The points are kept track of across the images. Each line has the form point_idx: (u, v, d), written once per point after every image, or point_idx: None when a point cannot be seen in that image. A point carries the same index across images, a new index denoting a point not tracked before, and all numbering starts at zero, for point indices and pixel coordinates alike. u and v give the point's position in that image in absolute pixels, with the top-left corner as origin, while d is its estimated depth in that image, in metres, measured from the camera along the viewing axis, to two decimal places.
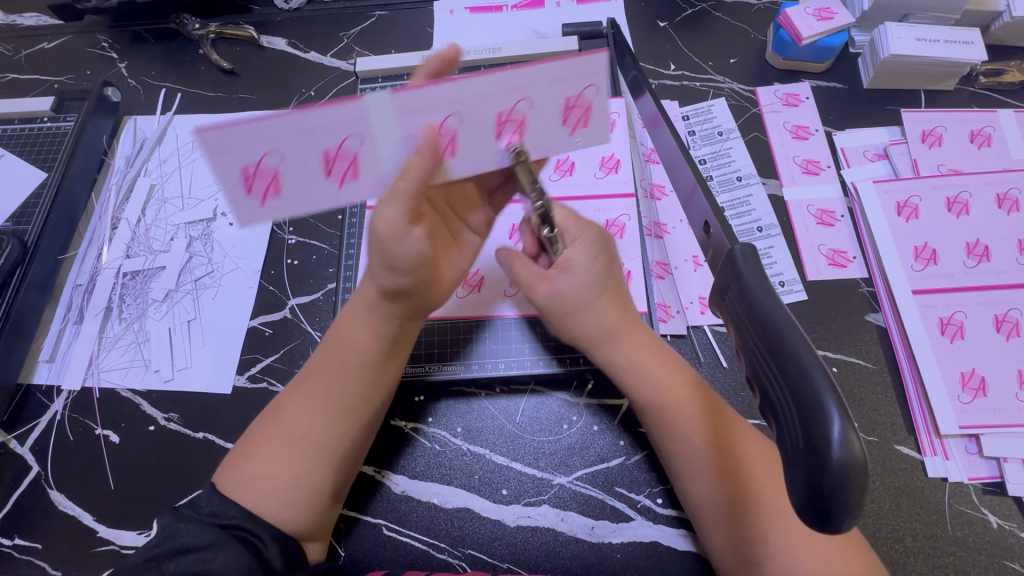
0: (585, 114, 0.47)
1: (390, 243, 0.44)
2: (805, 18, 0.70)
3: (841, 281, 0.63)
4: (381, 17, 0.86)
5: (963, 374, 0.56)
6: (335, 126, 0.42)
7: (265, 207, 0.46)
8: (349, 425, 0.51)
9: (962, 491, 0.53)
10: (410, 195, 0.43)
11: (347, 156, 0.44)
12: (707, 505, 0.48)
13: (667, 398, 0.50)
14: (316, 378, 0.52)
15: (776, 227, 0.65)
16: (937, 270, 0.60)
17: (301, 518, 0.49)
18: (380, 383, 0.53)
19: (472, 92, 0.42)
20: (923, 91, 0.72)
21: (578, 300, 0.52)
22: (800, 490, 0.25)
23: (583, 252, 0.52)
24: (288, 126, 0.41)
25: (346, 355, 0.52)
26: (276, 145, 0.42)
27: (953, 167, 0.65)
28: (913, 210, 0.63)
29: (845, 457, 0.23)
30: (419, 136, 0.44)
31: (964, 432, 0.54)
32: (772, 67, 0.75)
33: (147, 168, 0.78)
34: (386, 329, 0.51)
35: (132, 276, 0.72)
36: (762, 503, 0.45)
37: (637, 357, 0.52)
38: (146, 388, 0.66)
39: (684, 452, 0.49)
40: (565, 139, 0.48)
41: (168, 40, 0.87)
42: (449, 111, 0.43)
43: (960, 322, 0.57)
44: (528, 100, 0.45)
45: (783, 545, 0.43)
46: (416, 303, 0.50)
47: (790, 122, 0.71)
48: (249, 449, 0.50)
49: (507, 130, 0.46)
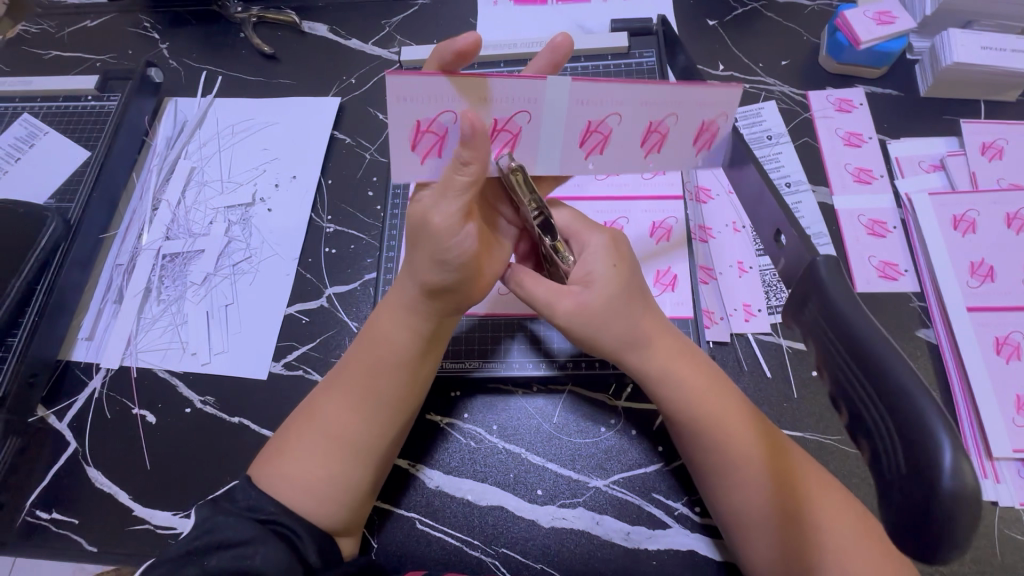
0: (711, 138, 0.49)
1: (446, 238, 0.44)
2: (863, 22, 0.69)
3: (891, 295, 0.61)
4: (423, 5, 0.85)
5: (1018, 396, 0.54)
6: (508, 100, 0.45)
7: (425, 164, 0.48)
8: (387, 423, 0.51)
9: (1013, 516, 0.52)
10: (472, 188, 0.43)
11: (511, 129, 0.47)
12: (746, 519, 0.46)
13: (705, 408, 0.48)
14: (350, 377, 0.51)
15: (826, 235, 0.64)
16: (994, 287, 0.58)
17: (337, 515, 0.49)
18: (415, 381, 0.52)
19: (632, 97, 0.46)
20: (983, 102, 0.70)
21: (602, 311, 0.49)
22: (901, 516, 0.25)
23: (601, 259, 0.50)
24: (467, 91, 0.44)
25: (383, 354, 0.51)
26: (454, 105, 0.44)
27: (1014, 182, 0.63)
28: (970, 224, 0.61)
29: (957, 485, 0.23)
30: (577, 127, 0.47)
31: (1017, 456, 0.52)
32: (825, 71, 0.73)
33: (188, 150, 0.78)
34: (426, 329, 0.51)
35: (171, 258, 0.72)
36: (816, 517, 0.44)
37: (670, 367, 0.50)
38: (183, 370, 0.66)
39: (726, 464, 0.47)
40: (689, 160, 0.50)
41: (209, 22, 0.87)
42: (609, 111, 0.47)
43: (1017, 342, 0.56)
44: (675, 116, 0.47)
45: (845, 567, 0.42)
46: (459, 301, 0.50)
47: (842, 129, 0.69)
48: (285, 447, 0.50)
49: (652, 141, 0.49)
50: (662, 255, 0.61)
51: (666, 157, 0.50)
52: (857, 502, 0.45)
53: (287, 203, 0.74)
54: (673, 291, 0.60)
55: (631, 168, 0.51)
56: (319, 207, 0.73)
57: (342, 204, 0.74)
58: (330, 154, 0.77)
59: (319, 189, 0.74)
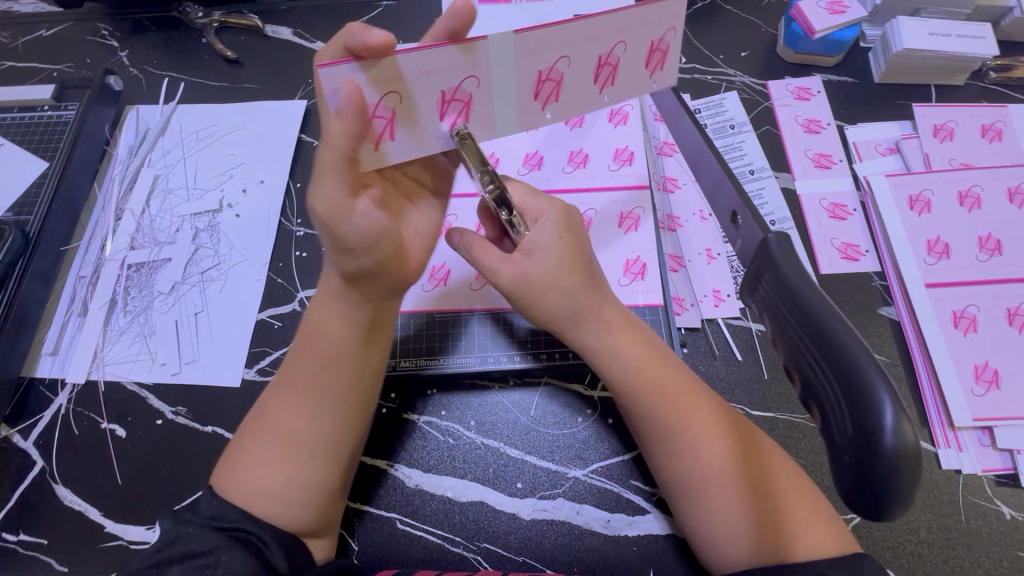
0: (663, 56, 0.50)
1: (339, 222, 0.43)
2: (817, 12, 0.70)
3: (854, 275, 0.63)
4: (388, 6, 0.85)
5: (976, 367, 0.56)
6: (451, 68, 0.43)
7: (382, 149, 0.46)
8: (331, 421, 0.50)
9: (975, 482, 0.53)
10: (343, 164, 0.42)
11: (461, 98, 0.46)
12: (690, 484, 0.47)
13: (645, 378, 0.50)
14: (296, 376, 0.50)
15: (790, 219, 0.65)
16: (949, 263, 0.60)
17: (304, 517, 0.48)
18: (359, 375, 0.51)
19: (576, 36, 0.45)
20: (934, 86, 0.72)
21: (544, 280, 0.50)
22: (850, 479, 0.26)
23: (548, 231, 0.50)
24: (407, 66, 0.42)
25: (321, 350, 0.50)
26: (398, 85, 0.43)
27: (965, 162, 0.65)
28: (925, 204, 0.63)
29: (897, 443, 0.24)
30: (528, 79, 0.47)
31: (977, 425, 0.54)
32: (783, 61, 0.75)
33: (152, 158, 0.77)
34: (360, 318, 0.50)
35: (137, 268, 0.70)
36: (767, 481, 0.46)
37: (611, 339, 0.52)
38: (153, 382, 0.64)
39: (670, 432, 0.49)
40: (645, 82, 0.51)
41: (170, 28, 0.86)
42: (556, 56, 0.46)
43: (973, 315, 0.58)
44: (623, 43, 0.47)
45: (795, 529, 0.44)
46: (392, 284, 0.49)
47: (801, 116, 0.71)
48: (241, 452, 0.49)
49: (604, 75, 0.49)
50: (631, 245, 0.62)
51: (620, 88, 0.51)
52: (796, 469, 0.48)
53: (255, 208, 0.73)
54: (643, 279, 0.61)
55: (588, 105, 0.51)
56: (288, 210, 0.73)
57: None
58: (298, 157, 0.76)
59: (287, 192, 0.74)
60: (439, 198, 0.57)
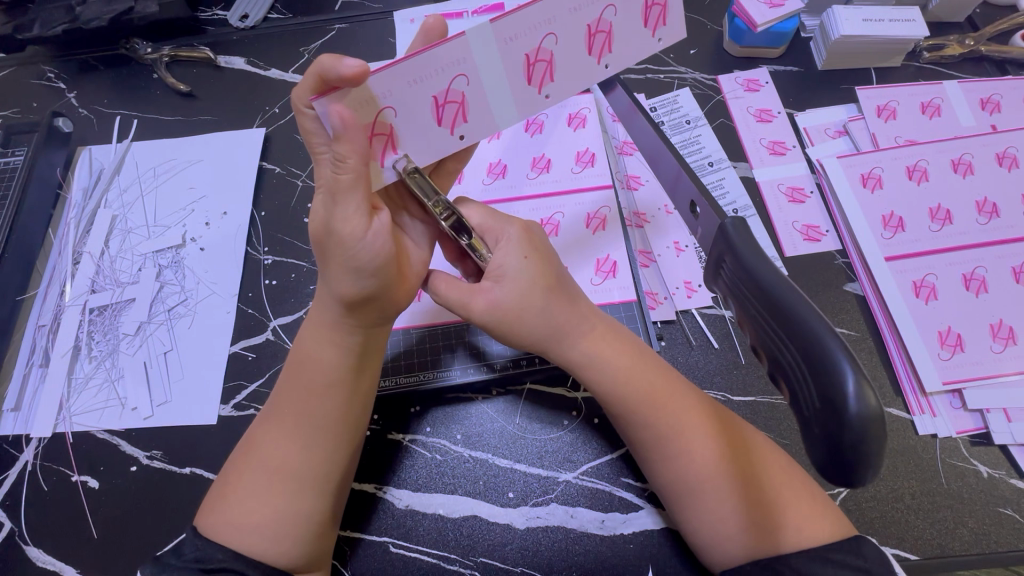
0: (662, 11, 0.48)
1: (352, 244, 0.43)
2: (758, 6, 0.72)
3: (817, 255, 0.65)
4: (341, 30, 0.85)
5: (941, 333, 0.58)
6: (439, 70, 0.43)
7: (387, 166, 0.46)
8: (326, 449, 0.49)
9: (952, 445, 0.55)
10: (362, 187, 0.43)
11: (454, 98, 0.45)
12: (684, 486, 0.47)
13: (630, 385, 0.50)
14: (286, 407, 0.49)
15: (751, 207, 0.67)
16: (905, 236, 0.62)
17: (295, 552, 0.46)
18: (353, 400, 0.50)
19: (557, 9, 0.45)
20: (873, 70, 0.75)
21: (518, 305, 0.50)
22: (823, 452, 0.27)
23: (513, 253, 0.51)
24: (396, 81, 0.42)
25: (314, 377, 0.49)
26: (391, 99, 0.43)
27: (909, 138, 0.68)
28: (876, 181, 0.65)
29: (861, 409, 0.25)
30: (518, 63, 0.46)
31: (947, 388, 0.56)
32: (730, 55, 0.78)
33: (108, 198, 0.75)
34: (352, 342, 0.50)
35: (100, 311, 0.68)
36: (757, 472, 0.47)
37: (593, 349, 0.52)
38: (124, 428, 0.62)
39: (659, 437, 0.48)
40: (648, 42, 0.49)
41: (119, 66, 0.84)
42: (541, 34, 0.45)
43: (932, 284, 0.60)
44: (612, 7, 0.46)
45: (790, 516, 0.45)
46: (385, 309, 0.50)
47: (753, 107, 0.73)
48: (230, 487, 0.48)
49: (598, 44, 0.48)
50: (600, 244, 0.63)
51: (621, 56, 0.49)
52: (783, 456, 0.49)
53: (220, 240, 0.71)
54: (615, 277, 0.62)
55: (591, 79, 0.49)
56: (254, 239, 0.72)
57: (278, 234, 0.72)
58: (261, 185, 0.75)
59: (252, 221, 0.73)
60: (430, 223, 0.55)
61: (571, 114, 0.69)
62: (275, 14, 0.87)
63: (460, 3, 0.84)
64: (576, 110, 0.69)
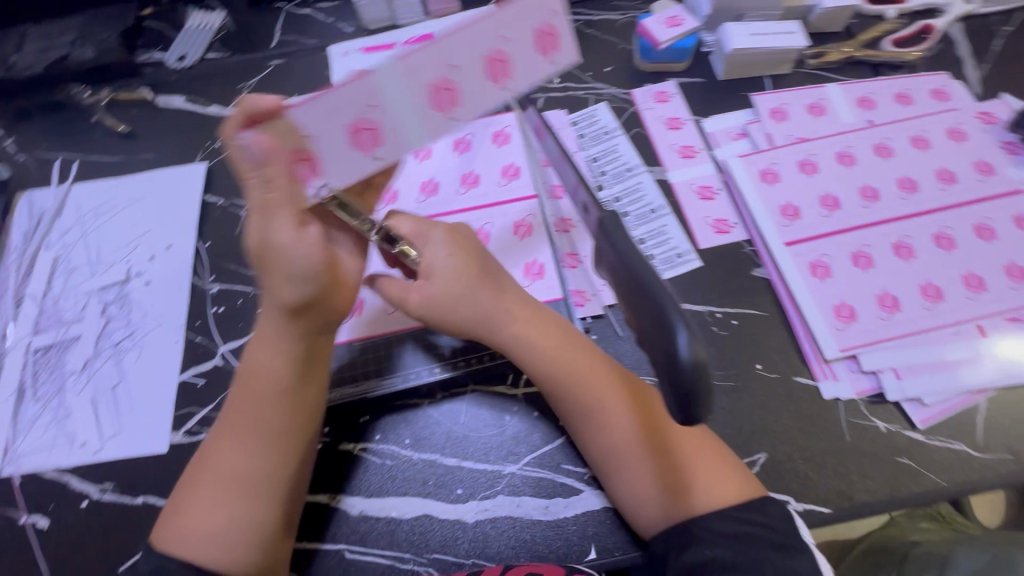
0: (557, 39, 0.50)
1: (286, 253, 0.48)
2: (659, 26, 0.81)
3: (727, 245, 0.71)
4: (277, 65, 0.89)
5: (836, 306, 0.64)
6: (347, 101, 0.46)
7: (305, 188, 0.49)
8: (275, 457, 0.51)
9: (853, 405, 0.61)
10: (290, 203, 0.48)
11: (365, 126, 0.48)
12: (609, 454, 0.52)
13: (558, 363, 0.55)
14: (236, 419, 0.52)
15: (666, 206, 0.73)
16: (801, 223, 0.70)
17: (246, 559, 0.49)
18: (300, 406, 0.53)
19: (455, 41, 0.47)
20: (767, 77, 0.83)
21: (447, 296, 0.55)
22: (674, 399, 0.32)
23: (441, 251, 0.56)
24: (307, 112, 0.46)
25: (262, 387, 0.52)
26: (303, 129, 0.47)
27: (800, 136, 0.76)
28: (773, 175, 0.73)
29: (691, 358, 0.30)
30: (423, 92, 0.48)
31: (844, 354, 0.62)
32: (642, 71, 0.85)
33: (49, 240, 0.76)
34: (295, 350, 0.52)
35: (44, 351, 0.69)
36: (673, 442, 0.51)
37: (523, 332, 0.56)
38: (73, 464, 0.62)
39: (585, 409, 0.53)
40: (547, 64, 0.51)
41: (56, 111, 0.86)
42: (442, 64, 0.47)
43: (826, 263, 0.67)
44: (507, 36, 0.48)
45: (701, 481, 0.50)
46: (327, 316, 0.53)
47: (664, 116, 0.80)
48: (185, 501, 0.50)
49: (500, 70, 0.49)
50: (528, 250, 0.68)
51: (522, 80, 0.50)
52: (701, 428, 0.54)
53: (165, 272, 0.73)
54: (543, 278, 0.66)
55: (496, 104, 0.51)
56: (200, 269, 0.73)
57: (224, 263, 0.74)
58: (204, 217, 0.77)
59: (197, 252, 0.75)
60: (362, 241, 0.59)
61: (496, 132, 0.75)
62: (211, 53, 0.90)
63: (392, 35, 0.90)
64: (500, 128, 0.75)
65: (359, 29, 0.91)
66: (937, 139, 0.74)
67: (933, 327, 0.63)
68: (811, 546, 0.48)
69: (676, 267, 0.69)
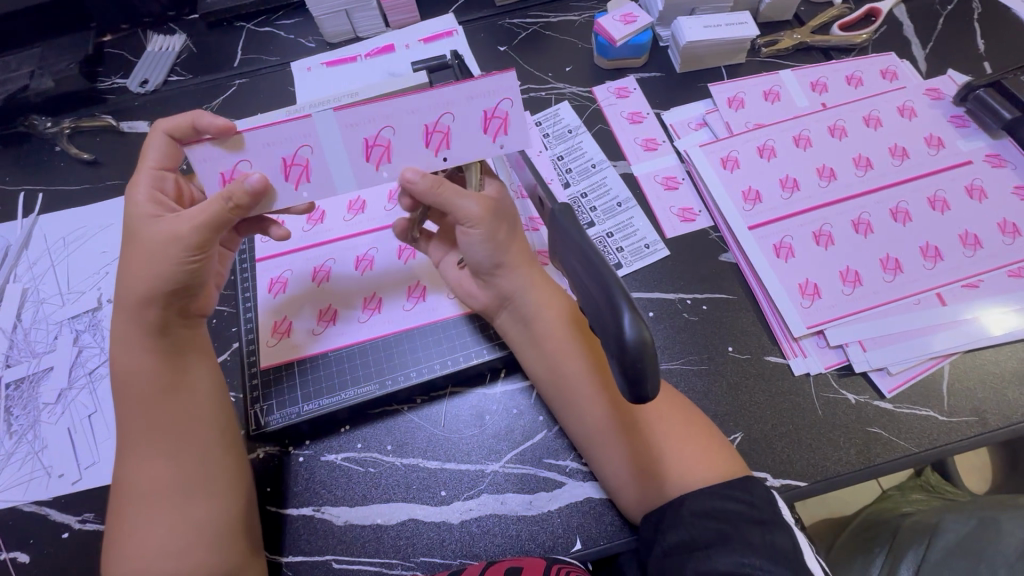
0: (503, 124, 0.50)
1: (164, 260, 0.51)
2: (615, 24, 0.81)
3: (693, 233, 0.72)
4: (241, 84, 0.89)
5: (800, 284, 0.66)
6: (288, 137, 0.48)
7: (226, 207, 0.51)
8: (189, 455, 0.52)
9: (823, 379, 0.63)
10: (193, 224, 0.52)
11: (300, 163, 0.49)
12: (593, 418, 0.55)
13: (554, 325, 0.58)
14: (134, 436, 0.52)
15: (631, 199, 0.75)
16: (763, 206, 0.71)
17: (201, 558, 0.49)
18: (191, 402, 0.54)
19: (400, 107, 0.48)
20: (723, 68, 0.85)
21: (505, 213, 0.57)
22: (620, 372, 0.36)
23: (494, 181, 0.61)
24: (254, 139, 0.48)
25: (145, 396, 0.53)
26: (247, 154, 0.48)
27: (757, 122, 0.78)
28: (734, 162, 0.74)
29: (635, 335, 0.34)
30: (357, 147, 0.49)
31: (812, 331, 0.64)
32: (601, 68, 0.86)
33: (17, 273, 0.75)
34: (154, 346, 0.54)
35: (17, 385, 0.68)
36: (653, 422, 0.53)
37: (530, 288, 0.59)
38: (52, 496, 0.62)
39: (575, 375, 0.56)
40: (488, 147, 0.51)
41: (18, 143, 0.85)
42: (381, 125, 0.48)
43: (789, 244, 0.68)
44: (451, 114, 0.49)
45: (675, 458, 0.51)
46: (186, 302, 0.56)
47: (625, 111, 0.82)
48: (117, 530, 0.50)
49: (436, 140, 0.50)
50: None
51: (458, 155, 0.51)
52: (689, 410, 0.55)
53: None
54: None
55: (424, 169, 0.51)
56: None
57: None
58: None
59: None
60: (227, 250, 0.65)
61: None
62: (174, 76, 0.90)
63: (353, 48, 0.90)
64: None
65: (321, 43, 0.92)
66: (889, 117, 0.76)
67: (896, 298, 0.65)
68: (791, 524, 0.48)
69: (644, 258, 0.70)
